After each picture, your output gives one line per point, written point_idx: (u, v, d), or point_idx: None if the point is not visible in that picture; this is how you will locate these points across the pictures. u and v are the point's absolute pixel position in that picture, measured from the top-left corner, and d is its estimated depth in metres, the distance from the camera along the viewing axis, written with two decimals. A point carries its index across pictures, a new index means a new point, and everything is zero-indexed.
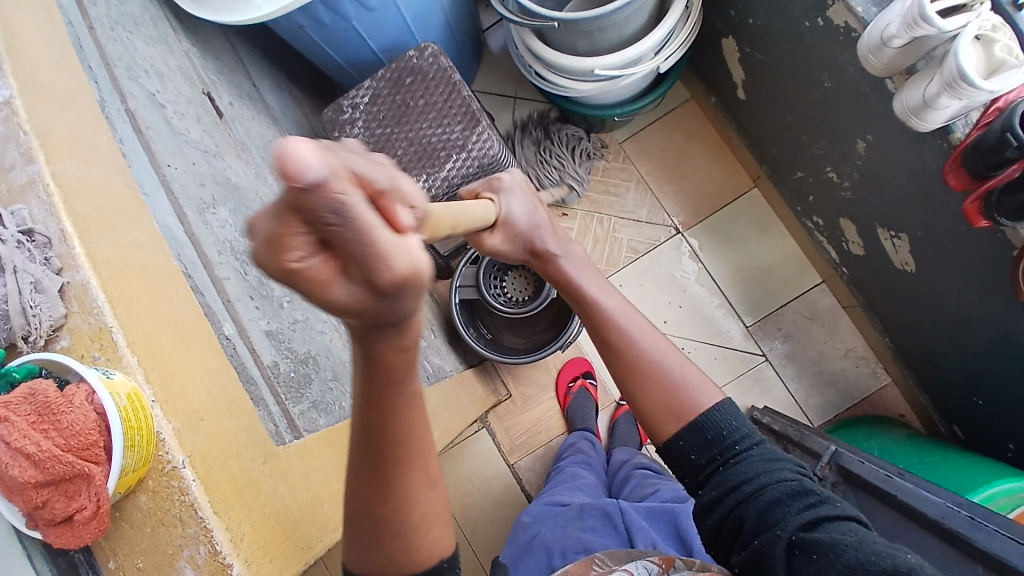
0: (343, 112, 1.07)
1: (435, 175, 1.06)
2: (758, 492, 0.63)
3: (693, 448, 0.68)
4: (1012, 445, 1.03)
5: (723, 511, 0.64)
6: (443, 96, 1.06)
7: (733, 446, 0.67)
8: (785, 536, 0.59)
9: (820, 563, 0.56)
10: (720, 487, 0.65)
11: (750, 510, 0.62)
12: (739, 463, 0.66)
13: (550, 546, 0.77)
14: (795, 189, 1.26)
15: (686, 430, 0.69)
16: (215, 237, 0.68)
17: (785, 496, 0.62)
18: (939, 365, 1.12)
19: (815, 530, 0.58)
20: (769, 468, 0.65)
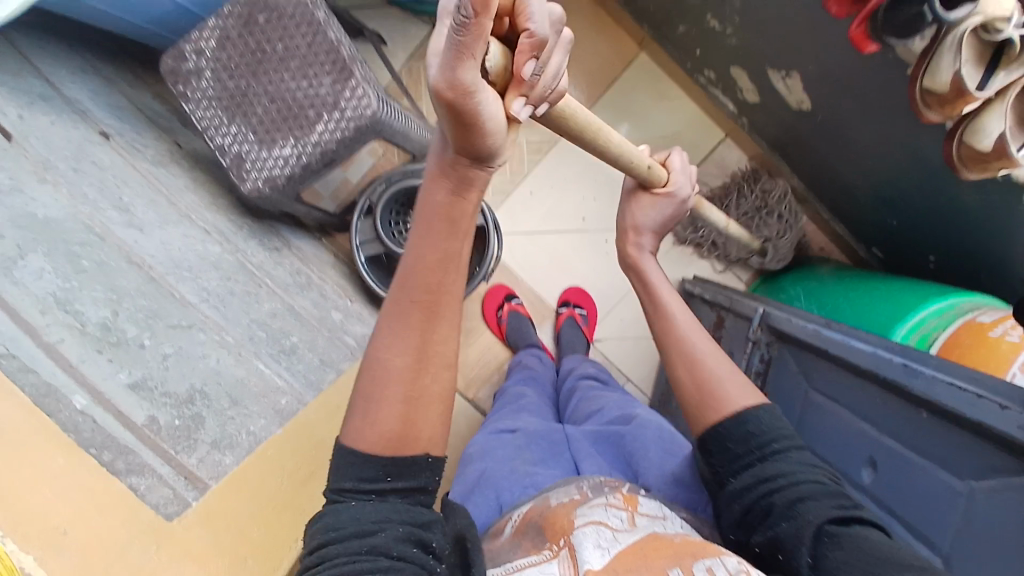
0: (188, 59, 0.89)
1: (304, 139, 0.89)
2: (789, 485, 0.56)
3: (733, 438, 0.60)
4: (933, 256, 1.06)
5: (752, 499, 0.57)
6: (306, 42, 0.88)
7: (772, 446, 0.59)
8: (808, 529, 0.53)
9: (846, 560, 0.50)
10: (754, 479, 0.58)
11: (780, 501, 0.55)
12: (776, 461, 0.58)
13: (498, 482, 0.68)
14: (680, 44, 1.18)
15: (729, 417, 0.62)
16: (31, 296, 0.55)
17: (819, 493, 0.55)
18: (850, 194, 1.13)
19: (843, 529, 0.52)
20: (806, 469, 0.57)
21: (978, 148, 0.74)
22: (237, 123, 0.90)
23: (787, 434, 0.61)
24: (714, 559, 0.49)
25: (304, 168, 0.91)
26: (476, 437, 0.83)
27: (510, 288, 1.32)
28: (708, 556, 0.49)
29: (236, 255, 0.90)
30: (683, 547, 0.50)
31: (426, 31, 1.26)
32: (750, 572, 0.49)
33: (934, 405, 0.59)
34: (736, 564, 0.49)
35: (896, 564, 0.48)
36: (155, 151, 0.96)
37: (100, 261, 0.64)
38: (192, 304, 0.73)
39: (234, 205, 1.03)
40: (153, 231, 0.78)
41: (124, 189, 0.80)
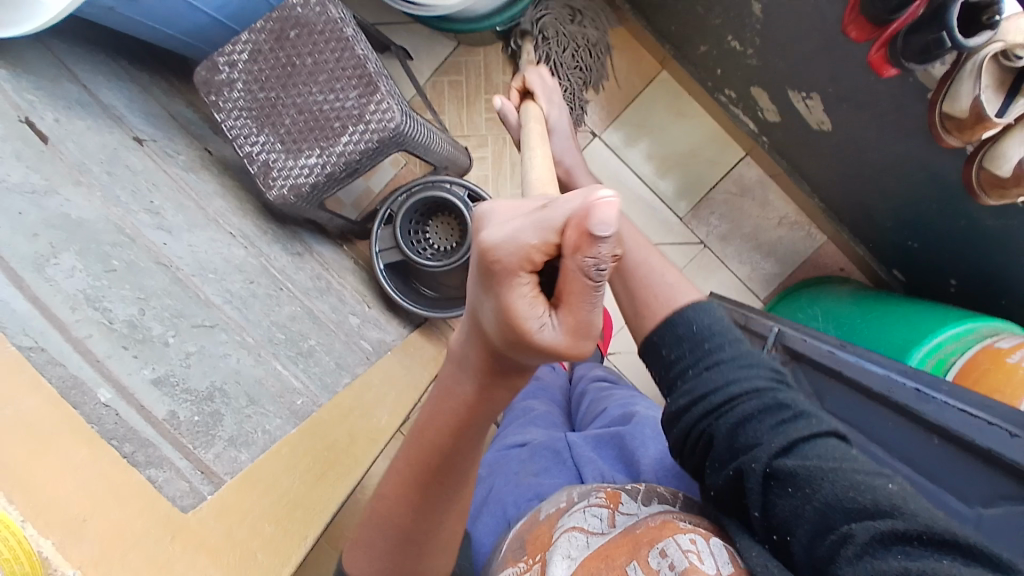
0: (221, 71, 0.92)
1: (329, 149, 0.92)
2: (728, 407, 0.59)
3: (667, 346, 0.66)
4: (954, 280, 1.04)
5: (692, 423, 0.61)
6: (333, 56, 0.91)
7: (709, 349, 0.63)
8: (754, 458, 0.55)
9: (798, 492, 0.52)
10: (692, 399, 0.62)
11: (720, 427, 0.59)
12: (712, 372, 0.62)
13: (504, 499, 0.72)
14: (701, 64, 1.19)
15: (662, 326, 0.66)
16: (63, 292, 0.58)
17: (756, 412, 0.58)
18: (870, 215, 1.12)
19: (786, 448, 0.54)
20: (743, 377, 0.60)
21: (998, 173, 0.73)
22: (266, 133, 0.94)
23: (727, 340, 0.64)
24: (669, 541, 0.51)
25: (328, 177, 0.93)
26: (486, 454, 0.85)
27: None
28: (664, 540, 0.51)
29: (260, 259, 0.93)
30: (648, 534, 0.53)
31: (451, 47, 1.29)
32: (701, 551, 0.50)
33: (948, 433, 0.59)
34: (690, 543, 0.50)
35: (841, 491, 0.50)
36: (186, 157, 1.00)
37: (129, 260, 0.69)
38: (215, 305, 0.76)
39: (260, 210, 1.07)
40: (182, 234, 0.81)
41: (154, 192, 0.83)
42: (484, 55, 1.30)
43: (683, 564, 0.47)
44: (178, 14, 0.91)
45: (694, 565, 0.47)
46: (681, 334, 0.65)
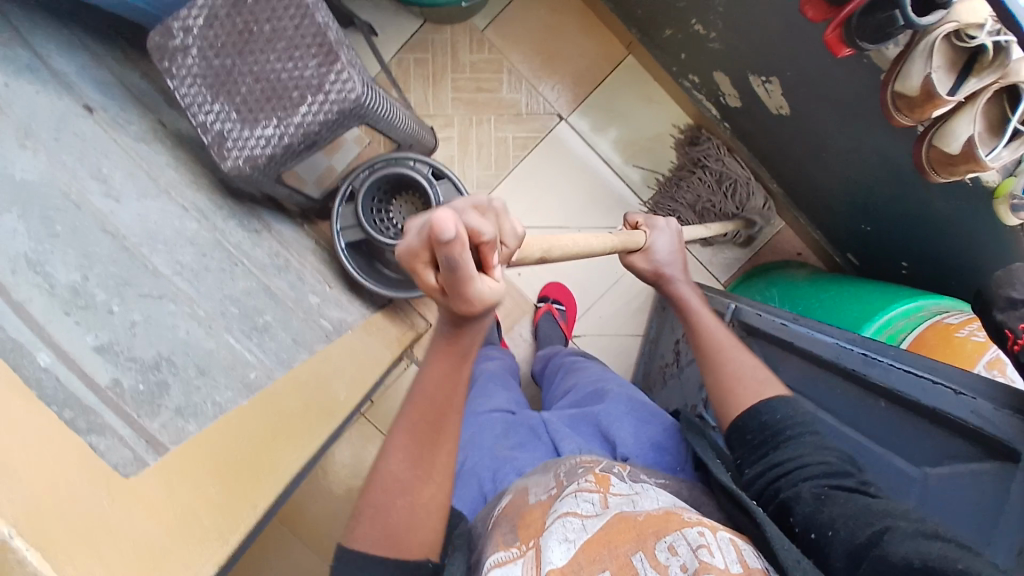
0: (174, 35, 0.89)
1: (287, 119, 0.89)
2: (795, 467, 0.62)
3: (749, 430, 0.69)
4: (906, 264, 1.08)
5: (765, 486, 0.64)
6: (292, 23, 0.88)
7: (786, 434, 0.66)
8: (806, 500, 0.59)
9: (847, 510, 0.56)
10: (767, 466, 0.65)
11: (784, 485, 0.62)
12: (784, 446, 0.65)
13: (481, 471, 0.73)
14: (666, 48, 1.20)
15: (744, 414, 0.71)
16: (2, 253, 0.55)
17: (821, 471, 0.61)
18: (827, 201, 1.15)
19: (846, 494, 0.58)
20: (818, 451, 0.63)
21: (946, 151, 0.76)
22: (221, 102, 0.90)
23: (803, 422, 0.67)
24: (677, 534, 0.50)
25: (285, 149, 0.91)
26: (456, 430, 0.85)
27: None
28: (668, 534, 0.50)
29: (215, 234, 0.90)
30: (648, 523, 0.52)
31: (416, 24, 1.27)
32: (711, 543, 0.51)
33: (892, 394, 0.62)
34: (699, 537, 0.51)
35: (889, 515, 0.53)
36: (138, 128, 0.95)
37: (74, 225, 0.66)
38: (164, 275, 0.73)
39: (217, 185, 1.03)
40: (131, 203, 0.78)
41: (104, 160, 0.80)
42: (450, 33, 1.28)
43: (695, 563, 0.47)
44: None
45: (705, 562, 0.48)
46: (746, 412, 0.71)
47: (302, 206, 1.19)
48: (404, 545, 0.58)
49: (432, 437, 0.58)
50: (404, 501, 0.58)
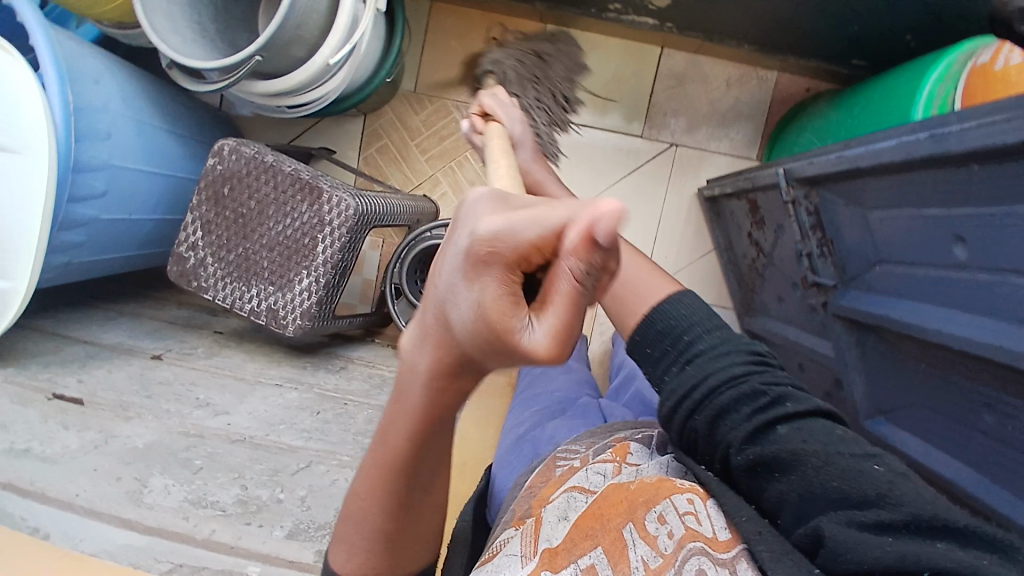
0: (187, 257, 0.97)
1: (313, 264, 0.94)
2: (707, 401, 0.56)
3: (648, 343, 0.61)
4: (912, 33, 1.01)
5: (678, 422, 0.58)
6: (270, 185, 0.94)
7: (687, 340, 0.59)
8: (740, 458, 0.54)
9: (787, 483, 0.51)
10: (671, 401, 0.58)
11: (701, 422, 0.56)
12: (689, 370, 0.57)
13: (533, 439, 0.76)
14: (573, 0, 1.18)
15: (643, 323, 0.62)
16: (169, 509, 0.64)
17: (732, 402, 0.55)
18: (800, 28, 1.10)
19: (773, 437, 0.53)
20: (720, 367, 0.56)
21: None
22: (255, 285, 0.97)
23: (710, 329, 0.59)
24: (666, 503, 0.50)
25: (327, 289, 0.95)
26: (512, 412, 0.90)
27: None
28: (659, 501, 0.50)
29: (314, 390, 0.95)
30: (639, 491, 0.50)
31: (359, 120, 1.33)
32: (699, 511, 0.50)
33: (979, 154, 0.57)
34: (687, 504, 0.51)
35: (829, 503, 0.49)
36: (203, 347, 1.04)
37: (207, 453, 0.73)
38: (300, 447, 0.78)
39: (290, 352, 1.10)
40: (240, 407, 0.84)
41: (196, 388, 0.87)
42: (390, 109, 1.33)
43: (682, 530, 0.47)
44: (124, 231, 0.96)
45: (693, 530, 0.48)
46: (641, 322, 0.63)
47: (364, 327, 1.24)
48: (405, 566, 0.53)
49: (419, 457, 0.45)
50: (389, 518, 0.49)
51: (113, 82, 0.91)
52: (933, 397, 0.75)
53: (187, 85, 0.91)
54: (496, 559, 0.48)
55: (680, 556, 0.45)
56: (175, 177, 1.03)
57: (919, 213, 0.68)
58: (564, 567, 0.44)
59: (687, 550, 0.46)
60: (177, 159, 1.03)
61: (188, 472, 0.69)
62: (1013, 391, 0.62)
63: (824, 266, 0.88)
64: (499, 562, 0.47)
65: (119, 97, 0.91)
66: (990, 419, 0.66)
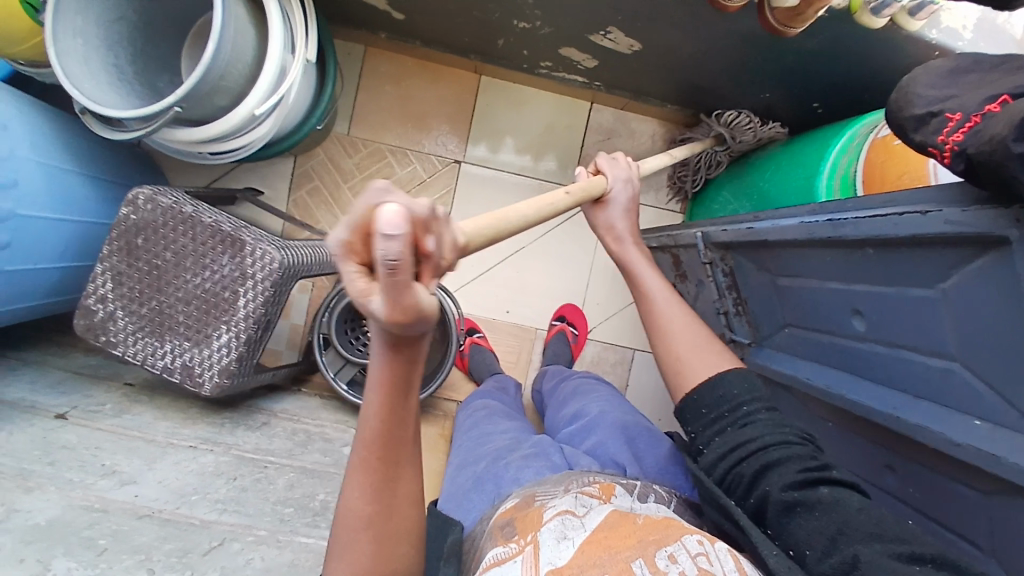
0: (96, 311, 0.91)
1: (233, 318, 0.90)
2: (761, 453, 0.59)
3: (707, 403, 0.66)
4: (818, 104, 1.09)
5: (723, 473, 0.61)
6: (187, 237, 0.90)
7: (744, 408, 0.64)
8: (779, 496, 0.56)
9: (823, 520, 0.53)
10: (727, 452, 0.61)
11: (749, 471, 0.59)
12: (745, 428, 0.63)
13: (493, 478, 0.72)
14: (507, 54, 1.22)
15: (705, 384, 0.67)
16: None
17: (784, 456, 0.58)
18: (719, 93, 1.17)
19: (810, 485, 0.56)
20: (776, 431, 0.61)
21: (786, 5, 0.80)
22: (169, 340, 0.91)
23: (759, 398, 0.65)
24: (677, 544, 0.49)
25: (247, 344, 0.91)
26: (458, 449, 0.85)
27: (477, 324, 1.34)
28: (670, 543, 0.49)
29: (233, 452, 0.91)
30: (648, 529, 0.51)
31: (290, 161, 1.30)
32: (710, 552, 0.50)
33: (872, 241, 0.61)
34: (698, 545, 0.50)
35: (869, 536, 0.51)
36: (112, 402, 0.97)
37: (113, 531, 0.68)
38: (213, 521, 0.75)
39: (209, 406, 1.05)
40: (149, 474, 0.79)
41: (102, 454, 0.81)
42: (322, 151, 1.31)
43: (695, 571, 0.47)
44: (26, 283, 0.89)
45: (704, 569, 0.47)
46: (704, 384, 0.67)
47: (290, 375, 1.20)
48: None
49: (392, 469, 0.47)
50: (370, 536, 0.48)
51: (18, 126, 0.85)
52: (842, 452, 0.79)
53: (98, 131, 0.86)
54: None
55: None
56: (86, 223, 0.97)
57: (822, 284, 0.72)
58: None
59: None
60: (88, 204, 0.97)
61: (90, 554, 0.64)
62: (909, 454, 0.67)
63: (739, 324, 0.94)
64: None
65: (26, 142, 0.85)
66: (891, 478, 0.71)
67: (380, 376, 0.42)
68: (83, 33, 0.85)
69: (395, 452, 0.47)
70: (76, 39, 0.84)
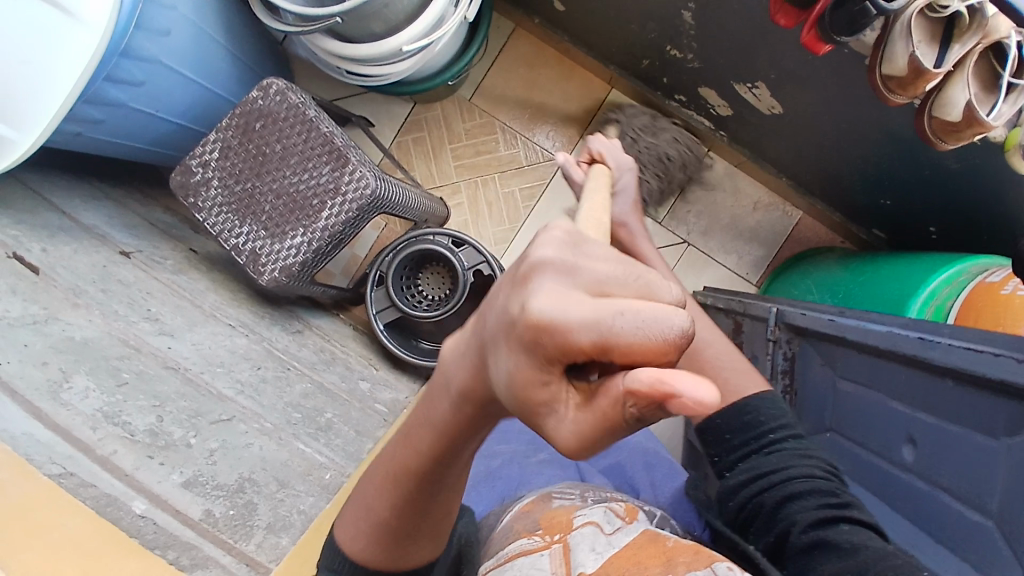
0: (194, 172, 0.96)
1: (312, 226, 0.94)
2: (782, 484, 0.62)
3: (730, 429, 0.68)
4: (935, 228, 1.05)
5: (746, 497, 0.64)
6: (300, 137, 0.94)
7: (771, 436, 0.66)
8: (799, 531, 0.59)
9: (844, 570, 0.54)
10: (750, 477, 0.65)
11: (771, 501, 0.62)
12: (772, 454, 0.65)
13: (504, 479, 0.78)
14: (646, 75, 1.23)
15: (730, 409, 0.69)
16: (81, 415, 0.62)
17: (806, 493, 0.61)
18: (839, 183, 1.14)
19: (826, 523, 0.58)
20: (800, 462, 0.63)
21: (948, 118, 0.75)
22: (248, 224, 0.96)
23: (789, 426, 0.67)
24: (705, 569, 0.51)
25: (315, 254, 0.95)
26: None
27: None
28: (700, 567, 0.51)
29: (263, 345, 0.93)
30: (678, 551, 0.54)
31: (408, 106, 1.34)
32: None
33: (960, 374, 0.58)
34: (726, 571, 0.51)
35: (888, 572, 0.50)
36: (172, 261, 1.01)
37: (140, 370, 0.72)
38: (228, 397, 0.77)
39: (255, 297, 1.09)
40: (185, 335, 0.82)
41: (150, 301, 0.85)
42: (440, 107, 1.34)
43: None
44: (144, 126, 0.95)
45: None
46: (731, 408, 0.69)
47: (333, 298, 1.23)
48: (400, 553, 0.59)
49: (418, 496, 0.54)
50: (374, 535, 0.58)
51: None
52: None
53: (260, 17, 0.91)
54: (520, 565, 0.54)
55: None
56: (212, 93, 1.02)
57: (885, 401, 0.69)
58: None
59: None
60: (220, 77, 1.02)
61: (113, 382, 0.68)
62: None
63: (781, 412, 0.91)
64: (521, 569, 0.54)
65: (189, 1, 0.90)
66: None
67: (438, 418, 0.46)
68: None
69: (415, 486, 0.53)
70: None
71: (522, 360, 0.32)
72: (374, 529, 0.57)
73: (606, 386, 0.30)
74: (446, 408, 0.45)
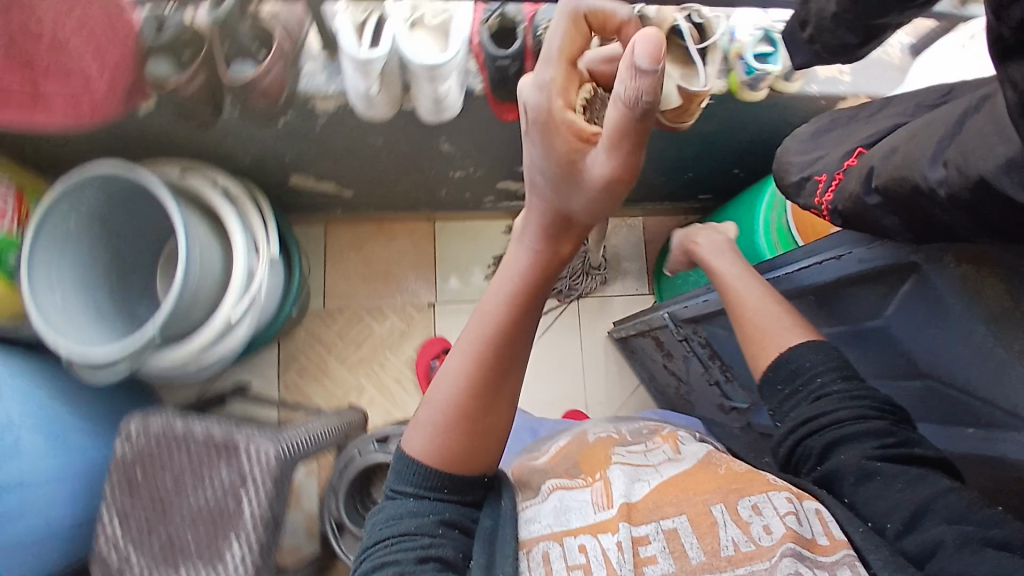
0: (110, 558, 0.91)
1: (241, 531, 0.87)
2: (834, 425, 0.59)
3: (778, 377, 0.64)
4: (738, 169, 1.19)
5: (799, 438, 0.61)
6: (182, 456, 0.91)
7: (818, 381, 0.62)
8: (860, 460, 0.56)
9: (909, 494, 0.53)
10: (798, 423, 0.62)
11: (823, 440, 0.59)
12: (822, 400, 0.61)
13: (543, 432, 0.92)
14: (453, 198, 1.32)
15: (781, 353, 0.65)
16: None
17: (860, 431, 0.58)
18: (649, 183, 1.27)
19: (888, 459, 0.55)
20: (849, 403, 0.60)
21: (672, 106, 0.86)
22: (183, 569, 0.88)
23: (836, 365, 0.63)
24: (761, 496, 0.55)
25: (261, 554, 0.87)
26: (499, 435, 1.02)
27: None
28: (755, 494, 0.55)
29: None
30: (729, 479, 0.57)
31: (275, 348, 1.34)
32: (799, 511, 0.53)
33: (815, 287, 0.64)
34: (787, 505, 0.53)
35: (947, 517, 0.50)
36: None
37: None
38: None
39: None
40: None
41: None
42: (304, 330, 1.36)
43: (780, 529, 0.51)
44: (34, 548, 0.87)
45: (793, 531, 0.51)
46: (777, 357, 0.65)
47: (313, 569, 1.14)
48: (470, 467, 0.56)
49: (495, 368, 0.55)
50: (454, 438, 0.55)
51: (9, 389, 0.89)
52: None
53: (88, 375, 0.90)
54: (568, 499, 0.59)
55: (774, 553, 0.49)
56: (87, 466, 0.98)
57: None
58: (642, 523, 0.54)
59: (782, 546, 0.49)
60: (85, 446, 0.98)
61: None
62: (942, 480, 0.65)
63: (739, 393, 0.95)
64: (569, 505, 0.58)
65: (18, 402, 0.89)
66: None
67: (525, 267, 0.55)
68: (59, 286, 0.93)
69: (499, 372, 0.56)
70: (54, 292, 0.92)
71: (628, 101, 0.38)
72: (445, 428, 0.55)
73: (639, 120, 0.39)
74: (535, 247, 0.54)
